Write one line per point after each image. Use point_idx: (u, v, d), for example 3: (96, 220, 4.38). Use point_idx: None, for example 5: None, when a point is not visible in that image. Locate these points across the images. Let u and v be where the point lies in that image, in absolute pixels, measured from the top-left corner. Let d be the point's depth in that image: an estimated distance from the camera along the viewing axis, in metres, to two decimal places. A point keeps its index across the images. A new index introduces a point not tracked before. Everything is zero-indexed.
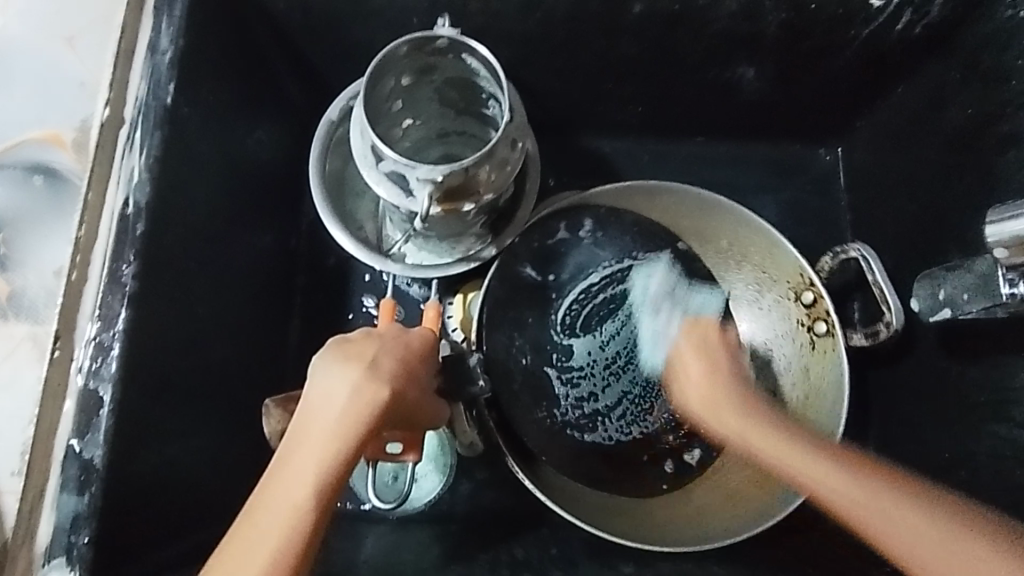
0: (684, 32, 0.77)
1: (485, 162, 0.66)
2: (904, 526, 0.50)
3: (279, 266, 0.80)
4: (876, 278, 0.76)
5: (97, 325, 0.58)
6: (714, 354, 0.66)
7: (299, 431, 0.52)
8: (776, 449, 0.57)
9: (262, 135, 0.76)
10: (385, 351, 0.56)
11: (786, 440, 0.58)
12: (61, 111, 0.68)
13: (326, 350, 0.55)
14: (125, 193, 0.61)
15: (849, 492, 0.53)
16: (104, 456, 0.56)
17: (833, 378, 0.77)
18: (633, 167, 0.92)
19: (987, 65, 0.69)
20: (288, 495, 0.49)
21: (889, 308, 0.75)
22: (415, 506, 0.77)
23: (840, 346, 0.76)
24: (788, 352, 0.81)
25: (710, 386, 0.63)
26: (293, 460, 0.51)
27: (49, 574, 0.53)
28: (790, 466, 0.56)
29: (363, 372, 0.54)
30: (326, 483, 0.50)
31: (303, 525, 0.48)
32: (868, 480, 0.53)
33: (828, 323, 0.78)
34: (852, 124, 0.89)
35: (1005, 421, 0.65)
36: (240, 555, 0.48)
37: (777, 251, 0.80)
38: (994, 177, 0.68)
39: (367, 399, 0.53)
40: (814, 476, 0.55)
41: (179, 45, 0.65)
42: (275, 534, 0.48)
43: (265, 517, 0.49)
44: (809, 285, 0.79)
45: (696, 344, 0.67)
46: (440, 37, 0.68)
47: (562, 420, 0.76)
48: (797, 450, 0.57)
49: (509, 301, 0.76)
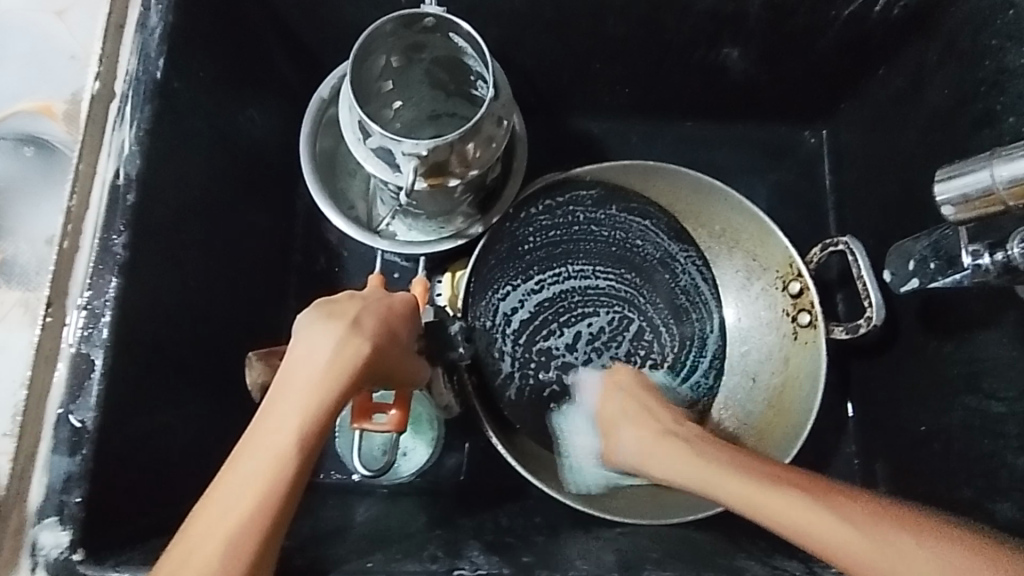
0: (669, 12, 0.78)
1: (471, 138, 0.67)
2: (879, 549, 0.48)
3: (273, 242, 0.81)
4: (861, 272, 0.76)
5: (88, 293, 0.59)
6: (638, 411, 0.66)
7: (281, 385, 0.53)
8: (755, 496, 0.53)
9: (253, 113, 0.77)
10: (367, 309, 0.56)
11: (743, 471, 0.54)
12: (53, 83, 0.69)
13: (311, 309, 0.55)
14: (116, 164, 0.62)
15: (801, 517, 0.50)
16: (94, 420, 0.57)
17: (811, 367, 0.78)
18: (622, 149, 0.94)
19: (965, 44, 0.70)
20: (272, 443, 0.50)
21: (872, 304, 0.75)
22: (401, 476, 0.77)
23: (823, 338, 0.78)
24: (771, 343, 0.81)
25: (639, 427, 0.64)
26: (276, 410, 0.51)
27: (40, 532, 0.54)
28: (773, 516, 0.51)
29: (347, 328, 0.55)
30: (310, 433, 0.50)
31: (288, 471, 0.49)
32: (857, 519, 0.50)
33: (812, 314, 0.79)
34: (837, 107, 0.90)
35: (977, 393, 0.67)
36: (224, 501, 0.48)
37: (768, 240, 0.81)
38: (969, 156, 0.70)
39: (349, 355, 0.53)
40: (771, 506, 0.52)
41: (169, 21, 0.65)
42: (260, 483, 0.49)
43: (249, 466, 0.49)
44: (796, 276, 0.80)
45: (618, 398, 0.69)
46: (427, 15, 0.69)
47: (540, 383, 0.78)
48: (740, 475, 0.54)
49: (497, 265, 0.79)
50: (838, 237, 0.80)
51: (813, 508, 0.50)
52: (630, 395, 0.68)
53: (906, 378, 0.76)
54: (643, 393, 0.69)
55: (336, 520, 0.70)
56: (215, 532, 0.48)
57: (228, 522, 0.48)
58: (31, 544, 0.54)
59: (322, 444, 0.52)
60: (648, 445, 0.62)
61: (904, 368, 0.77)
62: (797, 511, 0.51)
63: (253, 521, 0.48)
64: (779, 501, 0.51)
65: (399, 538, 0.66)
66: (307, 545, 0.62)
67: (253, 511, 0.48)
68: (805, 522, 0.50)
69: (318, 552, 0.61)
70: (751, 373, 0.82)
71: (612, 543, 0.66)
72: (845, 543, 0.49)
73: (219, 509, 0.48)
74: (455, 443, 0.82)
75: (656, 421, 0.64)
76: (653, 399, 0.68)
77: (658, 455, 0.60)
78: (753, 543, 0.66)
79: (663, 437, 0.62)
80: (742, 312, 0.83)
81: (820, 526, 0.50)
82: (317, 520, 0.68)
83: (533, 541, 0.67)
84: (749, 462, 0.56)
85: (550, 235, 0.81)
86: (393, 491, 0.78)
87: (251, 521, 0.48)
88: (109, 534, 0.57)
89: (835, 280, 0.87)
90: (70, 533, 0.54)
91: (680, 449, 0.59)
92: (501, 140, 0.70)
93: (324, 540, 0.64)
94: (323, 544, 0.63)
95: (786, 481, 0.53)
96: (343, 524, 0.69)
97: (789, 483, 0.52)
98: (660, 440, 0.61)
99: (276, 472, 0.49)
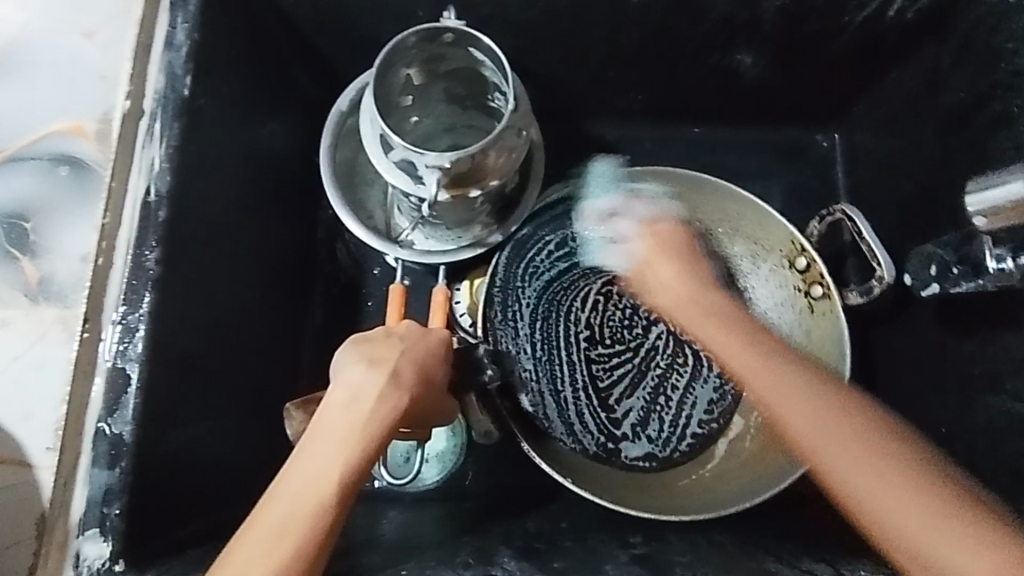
0: (683, 19, 0.79)
1: (493, 150, 0.68)
2: (904, 501, 0.49)
3: (298, 253, 0.83)
4: (863, 233, 0.79)
5: (123, 309, 0.61)
6: (669, 266, 0.65)
7: (319, 428, 0.54)
8: (787, 394, 0.54)
9: (276, 127, 0.78)
10: (406, 355, 0.58)
11: (799, 381, 0.55)
12: (83, 103, 0.71)
13: (348, 355, 0.57)
14: (147, 181, 0.63)
15: (820, 431, 0.52)
16: (133, 432, 0.58)
17: (832, 339, 0.79)
18: (637, 154, 0.94)
19: (980, 46, 0.71)
20: (309, 487, 0.51)
21: (880, 263, 0.78)
22: (427, 483, 0.80)
23: (841, 309, 0.79)
24: (789, 319, 0.82)
25: (691, 302, 0.63)
26: (315, 455, 0.52)
27: (83, 544, 0.55)
28: (796, 419, 0.53)
29: (386, 378, 0.56)
30: (347, 480, 0.52)
31: (324, 516, 0.50)
32: (893, 465, 0.50)
33: (824, 286, 0.80)
34: (849, 109, 0.91)
35: (1000, 394, 0.67)
36: (258, 542, 0.50)
37: (767, 221, 0.82)
38: (986, 156, 0.70)
39: (390, 405, 0.55)
40: (799, 414, 0.53)
41: (195, 38, 0.67)
42: (294, 525, 0.50)
43: (284, 507, 0.51)
44: (801, 251, 0.80)
45: (667, 250, 0.66)
46: (447, 29, 0.70)
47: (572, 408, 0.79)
48: (780, 379, 0.55)
49: (510, 280, 0.79)
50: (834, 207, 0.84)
51: (851, 439, 0.52)
52: (665, 252, 0.66)
53: (927, 378, 0.77)
54: (684, 248, 0.67)
55: (365, 528, 0.71)
56: (250, 574, 0.48)
57: (261, 567, 0.49)
58: (74, 556, 0.55)
59: (358, 488, 0.53)
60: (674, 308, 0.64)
61: (929, 369, 0.77)
62: (831, 437, 0.52)
63: (289, 563, 0.49)
64: (818, 417, 0.53)
65: (427, 546, 0.67)
66: (340, 557, 0.63)
67: (286, 559, 0.49)
68: (822, 449, 0.52)
69: (352, 560, 0.62)
70: None
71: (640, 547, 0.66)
72: (871, 481, 0.50)
73: (255, 549, 0.49)
74: (480, 451, 0.83)
75: (707, 305, 0.62)
76: (708, 289, 0.64)
77: (700, 326, 0.62)
78: (778, 544, 0.66)
79: (726, 332, 0.60)
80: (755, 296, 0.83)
81: (860, 466, 0.51)
82: (348, 529, 0.69)
83: (562, 545, 0.67)
84: (811, 381, 0.55)
85: (558, 241, 0.81)
86: (419, 498, 0.80)
87: (286, 562, 0.49)
88: (150, 545, 0.58)
89: (847, 247, 0.86)
90: (112, 544, 0.55)
91: (737, 338, 0.59)
92: (520, 151, 0.71)
93: (356, 549, 0.65)
94: (355, 556, 0.64)
95: (823, 406, 0.53)
96: (371, 534, 0.70)
97: (836, 407, 0.53)
98: (706, 313, 0.62)
99: (311, 515, 0.50)
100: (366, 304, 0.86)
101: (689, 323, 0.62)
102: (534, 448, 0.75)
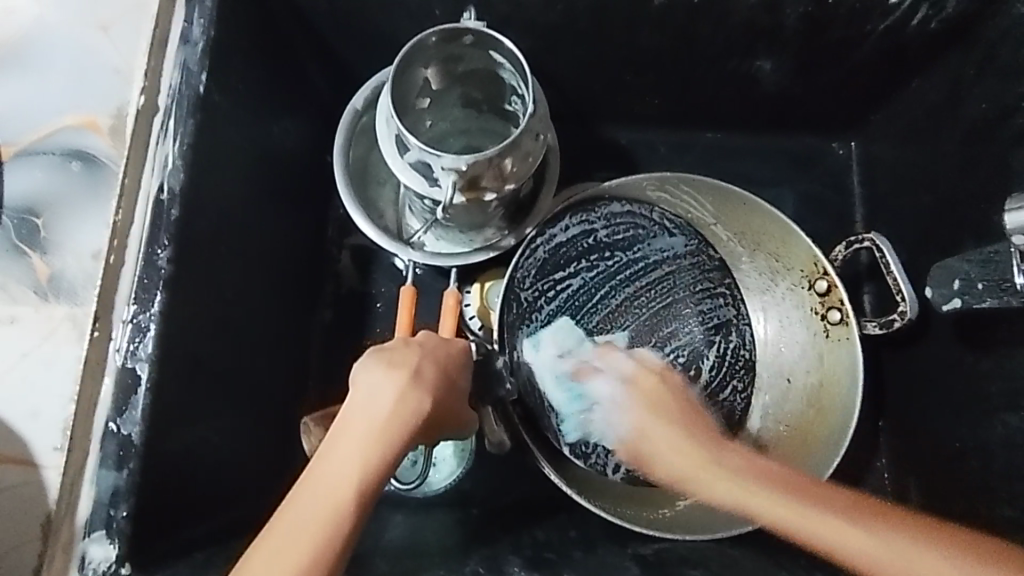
0: (705, 24, 0.78)
1: (511, 153, 0.66)
2: (868, 543, 0.49)
3: (307, 254, 0.82)
4: (890, 266, 0.76)
5: (134, 308, 0.60)
6: (661, 412, 0.62)
7: (340, 431, 0.53)
8: (711, 485, 0.56)
9: (288, 125, 0.78)
10: (426, 358, 0.58)
11: (750, 481, 0.55)
12: (97, 98, 0.70)
13: (370, 358, 0.56)
14: (160, 179, 0.62)
15: (753, 497, 0.54)
16: (141, 433, 0.57)
17: (847, 364, 0.78)
18: (651, 159, 0.93)
19: (1005, 58, 0.70)
20: (330, 490, 0.49)
21: (904, 298, 0.75)
22: (436, 488, 0.78)
23: (856, 336, 0.77)
24: (804, 342, 0.81)
25: (667, 422, 0.61)
26: (335, 458, 0.51)
27: (88, 546, 0.55)
28: (712, 492, 0.56)
29: (406, 378, 0.55)
30: (368, 482, 0.50)
31: (344, 519, 0.49)
32: (831, 511, 0.51)
33: (842, 311, 0.79)
34: (867, 118, 0.90)
35: (1018, 411, 0.66)
36: (276, 549, 0.48)
37: (790, 240, 0.80)
38: (1010, 170, 0.69)
39: (410, 405, 0.54)
40: (710, 484, 0.56)
41: (211, 35, 0.66)
42: (314, 529, 0.48)
43: (303, 513, 0.49)
44: (822, 273, 0.79)
45: (648, 399, 0.64)
46: (468, 31, 0.69)
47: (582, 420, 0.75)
48: (713, 464, 0.57)
49: (522, 284, 0.76)
50: (861, 234, 0.80)
51: (808, 507, 0.51)
52: (652, 401, 0.63)
53: (941, 395, 0.76)
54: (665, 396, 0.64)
55: (371, 534, 0.70)
56: None
57: (279, 573, 0.47)
58: (80, 558, 0.54)
59: (379, 491, 0.52)
60: (641, 439, 0.61)
61: (943, 384, 0.76)
62: (795, 512, 0.51)
63: (307, 570, 0.47)
64: (746, 491, 0.54)
65: (435, 554, 0.66)
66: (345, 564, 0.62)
67: (303, 566, 0.47)
68: (805, 526, 0.51)
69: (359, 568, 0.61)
70: (786, 373, 0.81)
71: (650, 558, 0.65)
72: (828, 535, 0.50)
73: (272, 556, 0.47)
74: (488, 457, 0.82)
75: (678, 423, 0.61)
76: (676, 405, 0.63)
77: (661, 428, 0.61)
78: (793, 559, 0.65)
79: (681, 450, 0.58)
80: (770, 315, 0.83)
81: (815, 526, 0.50)
82: None
83: (571, 555, 0.66)
84: (731, 459, 0.57)
85: (589, 247, 0.79)
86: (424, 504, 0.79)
87: (303, 569, 0.47)
88: (156, 547, 0.57)
89: (864, 269, 0.87)
90: (118, 547, 0.55)
91: (680, 436, 0.59)
92: (538, 154, 0.70)
93: (363, 556, 0.64)
94: (362, 562, 0.63)
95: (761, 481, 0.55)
96: (377, 539, 0.70)
97: (767, 482, 0.55)
98: (689, 441, 0.59)
99: (332, 520, 0.49)
100: (375, 306, 0.85)
101: (668, 444, 0.59)
102: (551, 464, 0.74)
